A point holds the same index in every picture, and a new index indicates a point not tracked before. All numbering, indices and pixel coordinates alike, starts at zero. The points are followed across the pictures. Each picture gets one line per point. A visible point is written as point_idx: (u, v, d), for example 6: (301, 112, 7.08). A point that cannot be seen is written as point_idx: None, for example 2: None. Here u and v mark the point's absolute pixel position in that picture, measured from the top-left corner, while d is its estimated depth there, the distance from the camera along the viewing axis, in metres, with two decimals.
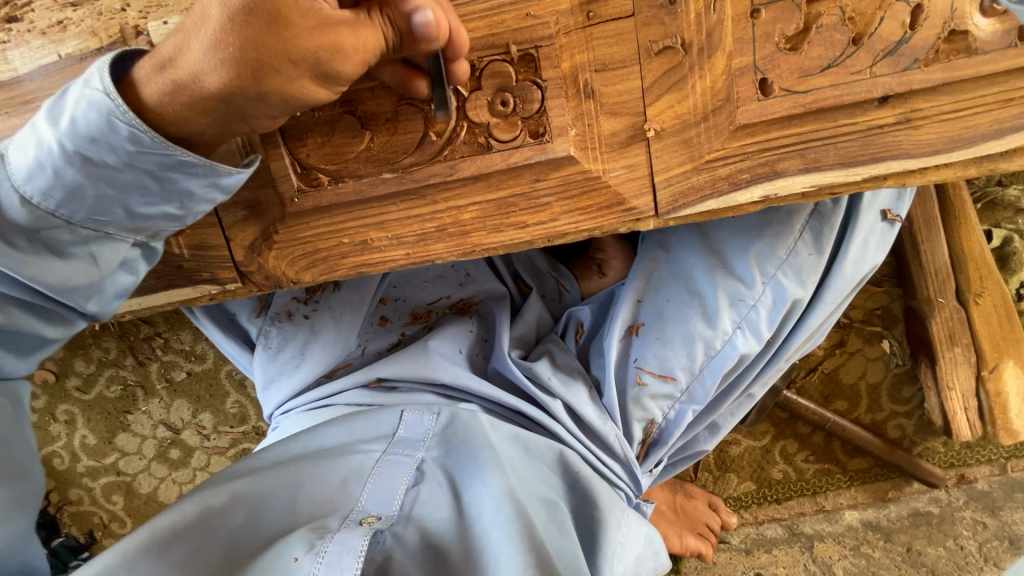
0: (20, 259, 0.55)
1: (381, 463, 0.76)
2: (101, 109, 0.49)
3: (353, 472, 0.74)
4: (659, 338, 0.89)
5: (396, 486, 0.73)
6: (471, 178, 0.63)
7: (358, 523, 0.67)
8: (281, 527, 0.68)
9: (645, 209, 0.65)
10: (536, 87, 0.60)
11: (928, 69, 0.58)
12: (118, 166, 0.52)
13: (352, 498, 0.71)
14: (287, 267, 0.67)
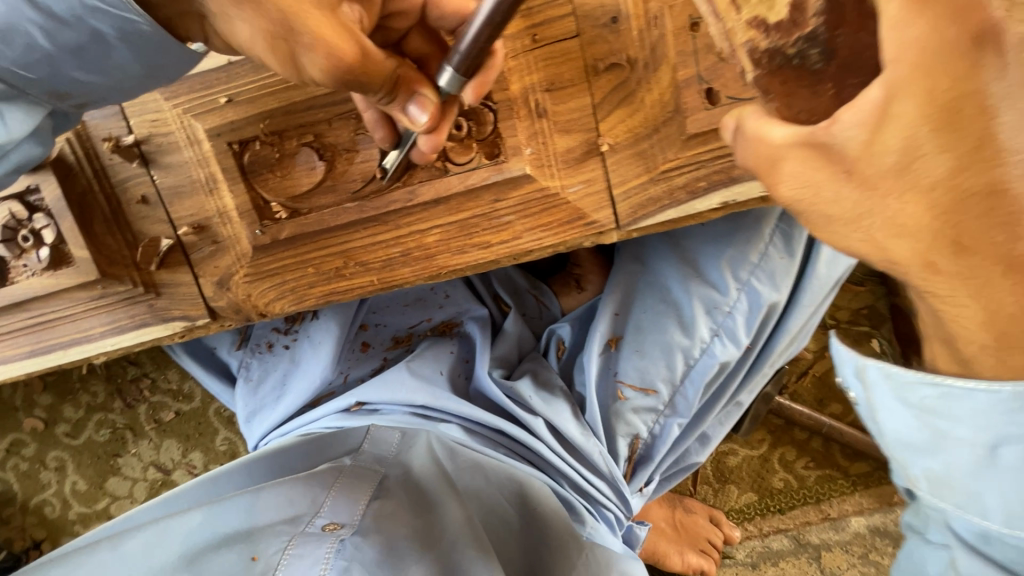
0: None
1: (346, 471, 0.77)
2: None
3: (320, 479, 0.74)
4: (638, 350, 0.90)
5: (359, 499, 0.73)
6: (431, 202, 0.63)
7: (320, 530, 0.66)
8: (242, 524, 0.66)
9: (606, 222, 0.65)
10: (488, 110, 0.62)
11: None
12: (67, 18, 0.49)
13: (314, 496, 0.71)
14: (258, 299, 0.68)
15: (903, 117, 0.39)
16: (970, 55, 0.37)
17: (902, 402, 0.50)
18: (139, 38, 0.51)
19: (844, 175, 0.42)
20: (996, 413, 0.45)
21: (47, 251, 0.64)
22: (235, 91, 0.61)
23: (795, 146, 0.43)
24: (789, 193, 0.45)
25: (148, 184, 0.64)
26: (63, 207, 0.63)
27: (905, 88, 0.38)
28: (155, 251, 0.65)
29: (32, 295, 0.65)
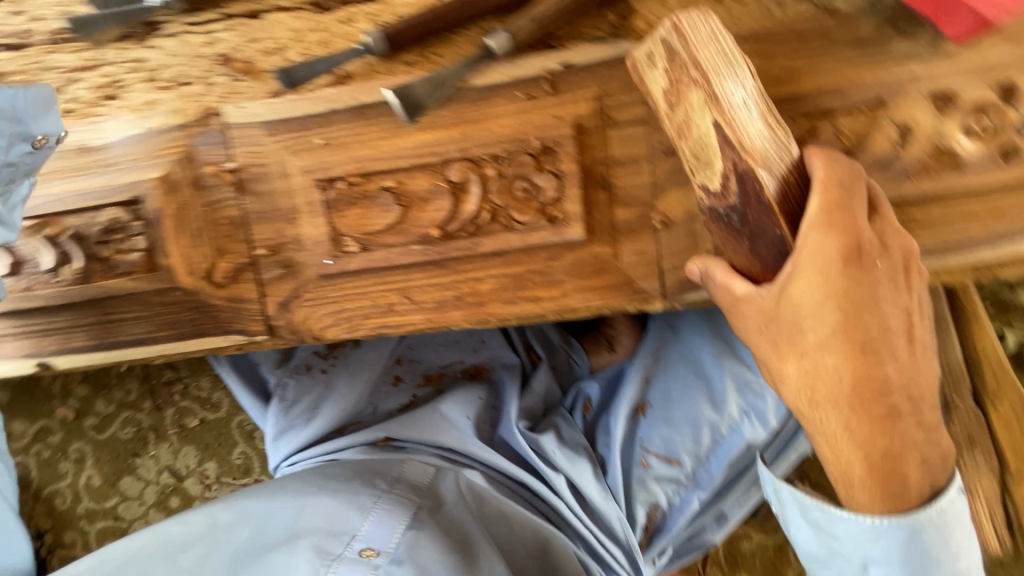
0: None
1: (382, 497, 0.79)
2: None
3: (355, 502, 0.78)
4: (665, 419, 0.92)
5: (394, 526, 0.75)
6: (491, 254, 0.68)
7: (358, 557, 0.71)
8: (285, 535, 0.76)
9: (652, 292, 0.69)
10: (556, 178, 0.66)
11: (917, 182, 0.63)
12: None
13: (352, 522, 0.76)
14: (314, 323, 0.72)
15: (816, 288, 0.57)
16: (851, 256, 0.57)
17: (807, 522, 0.68)
18: None
19: (773, 319, 0.60)
20: (855, 537, 0.64)
21: (136, 256, 0.69)
22: (331, 135, 0.67)
23: (743, 299, 0.61)
24: (745, 330, 0.62)
25: (236, 206, 0.70)
26: (159, 219, 0.69)
27: (815, 273, 0.57)
28: (230, 267, 0.70)
29: (112, 293, 0.70)
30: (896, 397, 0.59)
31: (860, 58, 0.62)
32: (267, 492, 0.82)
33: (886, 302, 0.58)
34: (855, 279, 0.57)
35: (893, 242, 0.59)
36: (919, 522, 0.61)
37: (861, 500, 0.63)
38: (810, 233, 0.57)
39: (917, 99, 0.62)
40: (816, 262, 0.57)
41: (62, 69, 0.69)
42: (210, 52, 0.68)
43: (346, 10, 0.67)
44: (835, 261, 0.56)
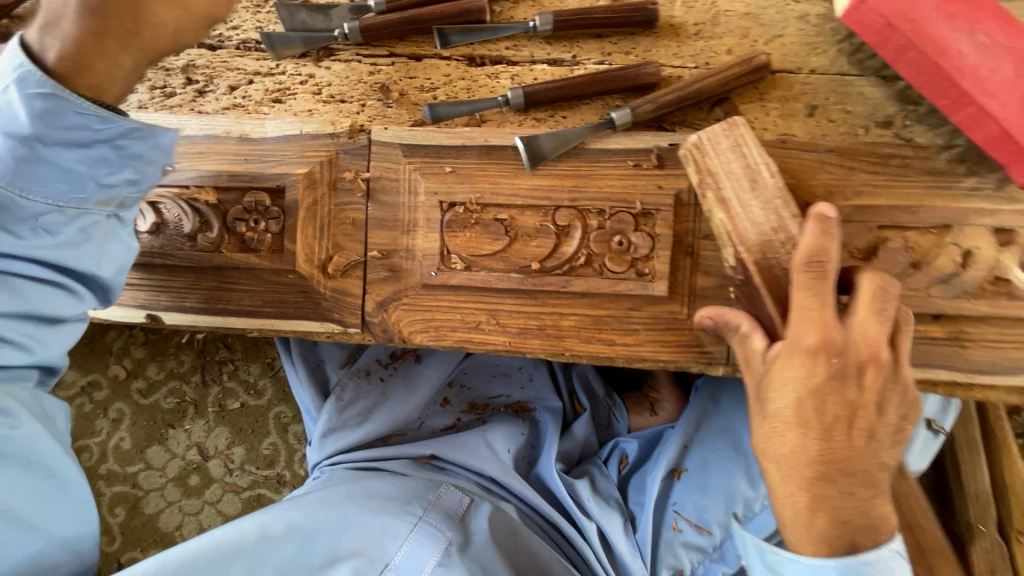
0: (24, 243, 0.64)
1: (418, 527, 0.87)
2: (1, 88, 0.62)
3: (392, 529, 0.86)
4: (700, 487, 0.94)
5: (425, 559, 0.84)
6: (578, 293, 0.75)
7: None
8: (325, 556, 0.83)
9: (718, 356, 0.75)
10: (649, 238, 0.74)
11: (976, 301, 0.70)
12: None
13: (387, 552, 0.84)
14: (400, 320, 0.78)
15: (795, 378, 0.62)
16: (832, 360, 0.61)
17: (766, 561, 0.70)
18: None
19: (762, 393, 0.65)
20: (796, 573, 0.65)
21: (266, 237, 0.78)
22: (459, 166, 0.77)
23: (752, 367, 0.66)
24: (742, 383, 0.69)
25: (361, 211, 0.78)
26: (294, 209, 0.78)
27: (792, 355, 0.62)
28: (342, 263, 0.78)
29: (235, 265, 0.79)
30: (854, 476, 0.62)
31: (931, 186, 0.71)
32: (315, 507, 0.87)
33: (853, 406, 0.62)
34: (829, 380, 0.61)
35: (873, 355, 0.62)
36: (855, 565, 0.61)
37: (802, 542, 0.64)
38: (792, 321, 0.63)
39: (981, 230, 0.70)
40: (792, 348, 0.62)
41: (244, 71, 0.82)
42: (370, 79, 0.80)
43: (493, 67, 0.79)
44: (803, 350, 0.62)
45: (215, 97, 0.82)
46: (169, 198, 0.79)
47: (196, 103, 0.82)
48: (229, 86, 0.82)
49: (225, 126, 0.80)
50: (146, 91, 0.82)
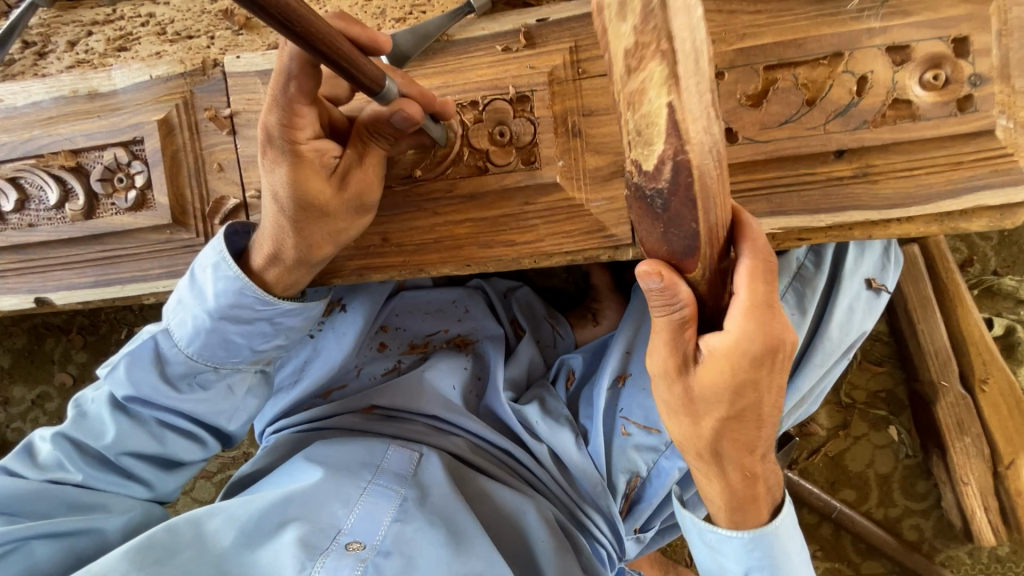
0: None
1: (368, 489, 0.82)
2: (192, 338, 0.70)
3: (342, 492, 0.81)
4: (644, 389, 0.92)
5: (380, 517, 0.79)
6: (467, 196, 0.71)
7: (344, 549, 0.76)
8: (275, 527, 0.78)
9: (624, 238, 0.71)
10: (529, 123, 0.69)
11: (876, 130, 0.66)
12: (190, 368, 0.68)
13: (338, 517, 0.79)
14: (275, 282, 0.69)
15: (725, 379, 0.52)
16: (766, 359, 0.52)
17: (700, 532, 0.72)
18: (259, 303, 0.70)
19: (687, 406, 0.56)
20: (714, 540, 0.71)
21: (134, 194, 0.73)
22: None
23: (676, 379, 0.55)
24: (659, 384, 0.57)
25: (229, 152, 0.74)
26: (157, 159, 0.73)
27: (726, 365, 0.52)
28: (220, 209, 0.74)
29: (110, 229, 0.74)
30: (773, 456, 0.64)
31: (818, 14, 0.66)
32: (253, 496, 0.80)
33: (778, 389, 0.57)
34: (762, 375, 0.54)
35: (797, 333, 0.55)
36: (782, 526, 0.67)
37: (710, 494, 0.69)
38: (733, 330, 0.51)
39: (874, 51, 0.65)
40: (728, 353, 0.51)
41: (81, 24, 0.77)
42: (213, 8, 0.75)
43: None
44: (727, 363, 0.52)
45: (57, 57, 0.76)
46: (27, 169, 0.74)
47: (38, 67, 0.76)
48: (69, 43, 0.76)
49: (71, 85, 0.74)
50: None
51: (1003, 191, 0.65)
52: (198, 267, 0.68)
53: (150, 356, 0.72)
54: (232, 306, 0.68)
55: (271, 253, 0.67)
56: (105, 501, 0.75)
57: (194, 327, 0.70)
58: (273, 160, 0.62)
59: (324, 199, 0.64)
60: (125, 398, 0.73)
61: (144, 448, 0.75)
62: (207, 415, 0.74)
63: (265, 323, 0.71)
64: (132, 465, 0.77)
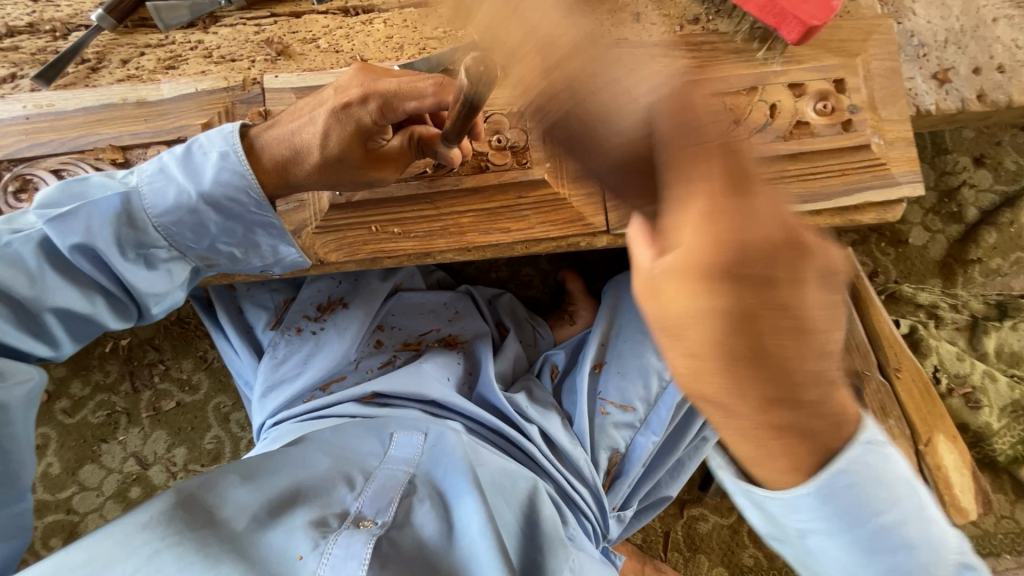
0: (126, 264, 0.73)
1: (375, 474, 0.82)
2: (178, 200, 0.72)
3: (351, 473, 0.81)
4: (619, 372, 1.03)
5: (391, 494, 0.79)
6: (471, 190, 0.85)
7: (356, 526, 0.72)
8: (283, 498, 0.75)
9: (600, 225, 0.86)
10: (522, 133, 0.86)
11: (787, 143, 0.86)
12: (167, 207, 0.72)
13: (346, 500, 0.77)
14: (268, 187, 0.76)
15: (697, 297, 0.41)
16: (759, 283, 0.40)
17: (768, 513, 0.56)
18: (242, 191, 0.74)
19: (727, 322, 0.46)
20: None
21: None
22: None
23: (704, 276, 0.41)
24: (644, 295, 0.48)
25: None
26: None
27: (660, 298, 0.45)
28: None
29: None
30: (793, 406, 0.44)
31: (738, 61, 0.88)
32: (258, 485, 0.77)
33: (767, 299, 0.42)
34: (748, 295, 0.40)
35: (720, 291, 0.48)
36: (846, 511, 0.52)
37: (799, 486, 0.51)
38: (680, 261, 0.45)
39: (780, 86, 0.87)
40: (690, 257, 0.41)
41: (135, 46, 0.89)
42: (256, 38, 0.89)
43: (367, 15, 0.91)
44: (643, 286, 0.45)
45: (109, 72, 0.88)
46: (72, 163, 0.83)
47: (89, 79, 0.87)
48: (122, 61, 0.88)
49: (121, 95, 0.85)
50: (47, 85, 0.86)
51: (881, 191, 0.86)
52: (205, 152, 0.74)
53: (114, 211, 0.71)
54: (226, 198, 0.73)
55: (280, 163, 0.75)
56: (7, 372, 0.71)
57: (173, 200, 0.72)
58: (348, 111, 0.73)
59: (354, 161, 0.75)
60: (68, 249, 0.70)
61: (68, 304, 0.73)
62: (141, 293, 0.76)
63: (241, 225, 0.76)
64: (49, 326, 0.73)
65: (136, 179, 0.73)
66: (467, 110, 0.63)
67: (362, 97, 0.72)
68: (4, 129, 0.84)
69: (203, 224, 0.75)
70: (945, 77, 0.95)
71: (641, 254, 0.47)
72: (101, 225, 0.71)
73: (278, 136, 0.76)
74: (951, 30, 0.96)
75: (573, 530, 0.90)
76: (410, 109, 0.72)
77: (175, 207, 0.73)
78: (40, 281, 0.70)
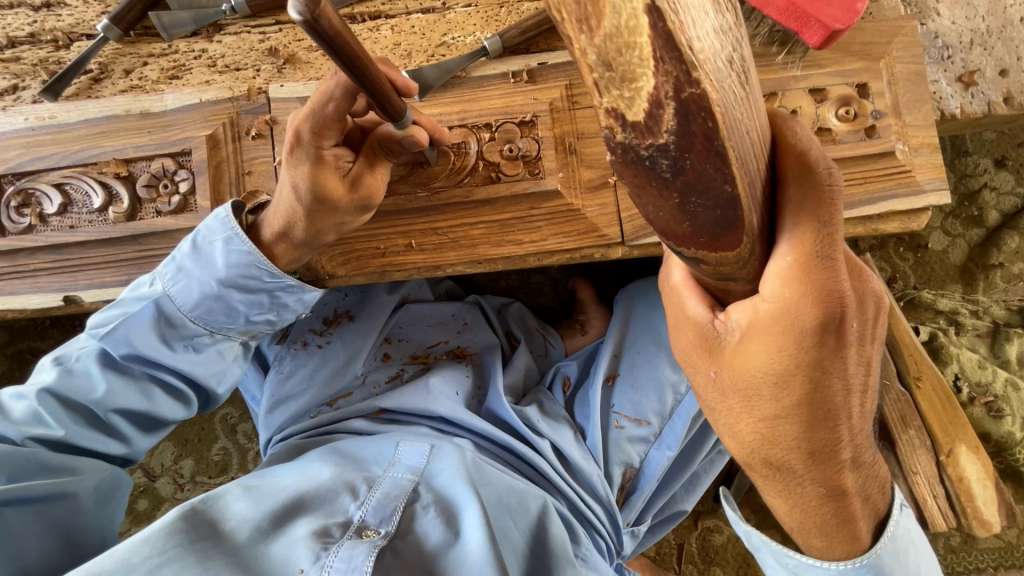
0: (177, 358, 0.76)
1: (379, 482, 0.80)
2: (201, 291, 0.73)
3: (355, 480, 0.79)
4: (633, 385, 1.01)
5: (395, 503, 0.77)
6: (482, 201, 0.83)
7: (359, 535, 0.71)
8: (286, 503, 0.74)
9: (615, 237, 0.84)
10: (534, 142, 0.83)
11: None
12: (196, 299, 0.74)
13: (349, 507, 0.75)
14: (281, 255, 0.76)
15: (772, 358, 0.46)
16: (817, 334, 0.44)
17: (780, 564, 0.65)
18: (257, 269, 0.74)
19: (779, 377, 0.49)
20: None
21: (178, 198, 0.81)
22: None
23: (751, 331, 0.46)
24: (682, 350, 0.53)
25: (266, 164, 0.82)
26: (202, 168, 0.82)
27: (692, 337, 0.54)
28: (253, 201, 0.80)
29: (151, 230, 0.81)
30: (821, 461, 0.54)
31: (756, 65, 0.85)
32: (260, 492, 0.75)
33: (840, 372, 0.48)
34: (822, 352, 0.45)
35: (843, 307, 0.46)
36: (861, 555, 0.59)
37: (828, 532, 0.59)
38: (769, 296, 0.43)
39: (800, 93, 0.85)
40: (757, 321, 0.45)
41: (138, 56, 0.87)
42: (261, 46, 0.87)
43: (373, 22, 0.88)
44: (696, 334, 0.50)
45: (112, 82, 0.86)
46: (75, 176, 0.81)
47: (92, 90, 0.86)
48: (125, 71, 0.87)
49: (124, 105, 0.84)
50: (53, 99, 0.84)
51: (904, 200, 0.84)
52: (209, 240, 0.74)
53: (151, 318, 0.74)
54: (241, 276, 0.74)
55: (281, 232, 0.75)
56: (77, 465, 0.73)
57: (198, 293, 0.74)
58: (298, 158, 0.70)
59: (337, 198, 0.72)
60: (121, 357, 0.74)
61: (131, 405, 0.76)
62: (200, 378, 0.78)
63: (265, 296, 0.76)
64: (122, 425, 0.77)
65: (159, 284, 0.74)
66: (353, 72, 0.54)
67: (293, 135, 0.70)
68: (6, 142, 0.82)
69: (233, 307, 0.76)
70: (970, 80, 0.91)
71: (694, 304, 0.49)
72: (145, 333, 0.74)
73: (271, 211, 0.75)
74: (976, 30, 0.92)
75: (582, 542, 0.88)
76: (332, 114, 0.68)
77: (201, 301, 0.74)
78: (106, 386, 0.74)
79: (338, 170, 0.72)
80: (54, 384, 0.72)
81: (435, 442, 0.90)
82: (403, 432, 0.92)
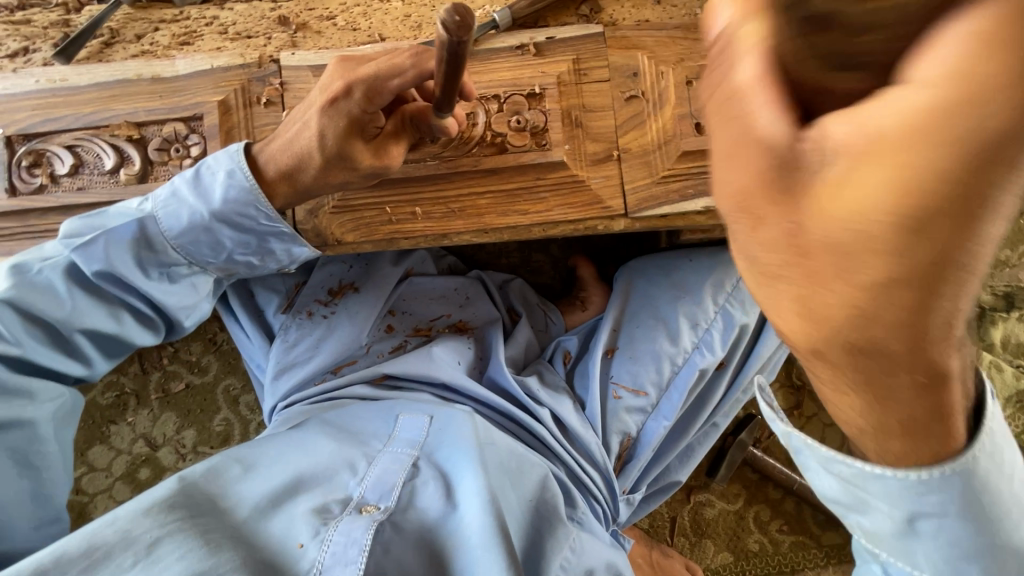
0: (149, 284, 0.77)
1: (378, 458, 0.81)
2: (189, 220, 0.74)
3: (354, 457, 0.80)
4: (631, 357, 1.03)
5: (397, 477, 0.78)
6: (489, 171, 0.85)
7: (358, 511, 0.71)
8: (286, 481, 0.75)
9: (618, 209, 0.86)
10: (541, 113, 0.85)
11: None
12: (182, 225, 0.75)
13: (349, 485, 0.76)
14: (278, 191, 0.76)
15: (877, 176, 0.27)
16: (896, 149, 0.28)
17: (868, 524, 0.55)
18: (249, 206, 0.75)
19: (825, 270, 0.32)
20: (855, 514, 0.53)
21: (189, 162, 0.82)
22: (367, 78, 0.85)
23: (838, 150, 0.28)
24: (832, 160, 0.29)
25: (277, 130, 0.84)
26: (214, 133, 0.83)
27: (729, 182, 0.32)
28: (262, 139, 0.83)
29: None
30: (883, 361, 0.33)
31: None
32: (258, 474, 0.76)
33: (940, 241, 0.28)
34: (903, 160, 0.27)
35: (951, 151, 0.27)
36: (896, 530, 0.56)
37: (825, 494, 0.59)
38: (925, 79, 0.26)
39: None
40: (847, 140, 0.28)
41: (149, 21, 0.88)
42: (272, 15, 0.88)
43: None
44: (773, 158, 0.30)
45: (123, 46, 0.87)
46: (86, 138, 0.82)
47: (103, 54, 0.86)
48: (136, 36, 0.87)
49: (135, 70, 0.84)
50: (65, 60, 0.84)
51: None
52: (211, 171, 0.75)
53: (130, 236, 0.74)
54: (235, 212, 0.75)
55: (287, 171, 0.76)
56: (36, 387, 0.74)
57: (186, 220, 0.74)
58: (336, 110, 0.72)
59: (360, 160, 0.74)
60: (93, 272, 0.73)
61: (98, 326, 0.76)
62: (170, 308, 0.79)
63: (255, 237, 0.78)
64: (82, 345, 0.77)
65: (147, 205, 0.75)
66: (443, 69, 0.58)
67: (346, 89, 0.72)
68: (17, 103, 0.83)
69: (219, 242, 0.77)
70: None
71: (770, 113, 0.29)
72: (121, 251, 0.74)
73: (280, 147, 0.75)
74: None
75: (579, 509, 0.90)
76: (394, 88, 0.71)
77: (186, 229, 0.75)
78: (73, 304, 0.74)
79: (370, 138, 0.75)
80: (15, 295, 0.70)
81: (436, 412, 0.91)
82: (405, 401, 0.94)
